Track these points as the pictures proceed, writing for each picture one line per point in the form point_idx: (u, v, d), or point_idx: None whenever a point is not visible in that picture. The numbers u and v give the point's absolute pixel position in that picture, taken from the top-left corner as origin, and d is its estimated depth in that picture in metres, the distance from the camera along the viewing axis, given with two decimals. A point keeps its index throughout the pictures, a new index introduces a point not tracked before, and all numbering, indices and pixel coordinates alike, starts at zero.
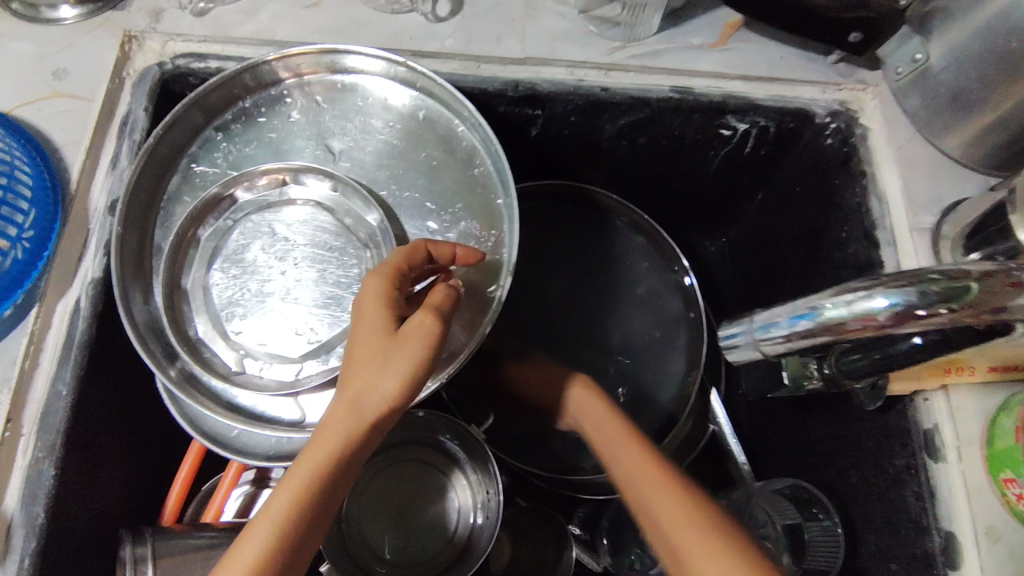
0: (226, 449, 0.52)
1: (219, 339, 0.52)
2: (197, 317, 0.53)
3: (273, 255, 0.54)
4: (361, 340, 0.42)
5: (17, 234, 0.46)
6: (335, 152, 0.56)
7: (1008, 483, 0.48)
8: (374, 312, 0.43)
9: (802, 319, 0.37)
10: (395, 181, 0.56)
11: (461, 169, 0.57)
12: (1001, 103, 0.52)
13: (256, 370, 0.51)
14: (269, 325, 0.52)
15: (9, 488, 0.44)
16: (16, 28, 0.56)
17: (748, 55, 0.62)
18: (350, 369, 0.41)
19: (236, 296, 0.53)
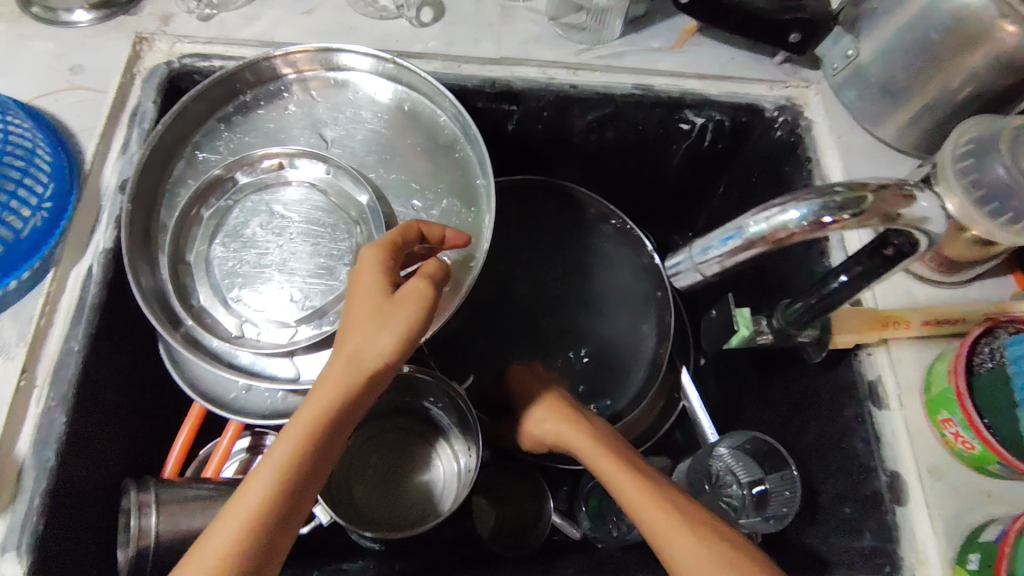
0: (226, 408, 0.58)
1: (220, 307, 0.56)
2: (200, 287, 0.57)
3: (270, 231, 0.59)
4: (358, 302, 0.45)
5: (37, 204, 0.51)
6: (328, 141, 0.62)
7: (944, 423, 0.53)
8: (372, 276, 0.46)
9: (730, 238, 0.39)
10: (384, 166, 0.62)
11: (444, 155, 0.63)
12: (924, 90, 0.59)
13: (254, 334, 0.56)
14: (266, 294, 0.57)
15: (22, 433, 0.48)
16: (37, 30, 0.61)
17: (701, 56, 0.68)
18: (347, 328, 0.44)
19: (235, 268, 0.58)
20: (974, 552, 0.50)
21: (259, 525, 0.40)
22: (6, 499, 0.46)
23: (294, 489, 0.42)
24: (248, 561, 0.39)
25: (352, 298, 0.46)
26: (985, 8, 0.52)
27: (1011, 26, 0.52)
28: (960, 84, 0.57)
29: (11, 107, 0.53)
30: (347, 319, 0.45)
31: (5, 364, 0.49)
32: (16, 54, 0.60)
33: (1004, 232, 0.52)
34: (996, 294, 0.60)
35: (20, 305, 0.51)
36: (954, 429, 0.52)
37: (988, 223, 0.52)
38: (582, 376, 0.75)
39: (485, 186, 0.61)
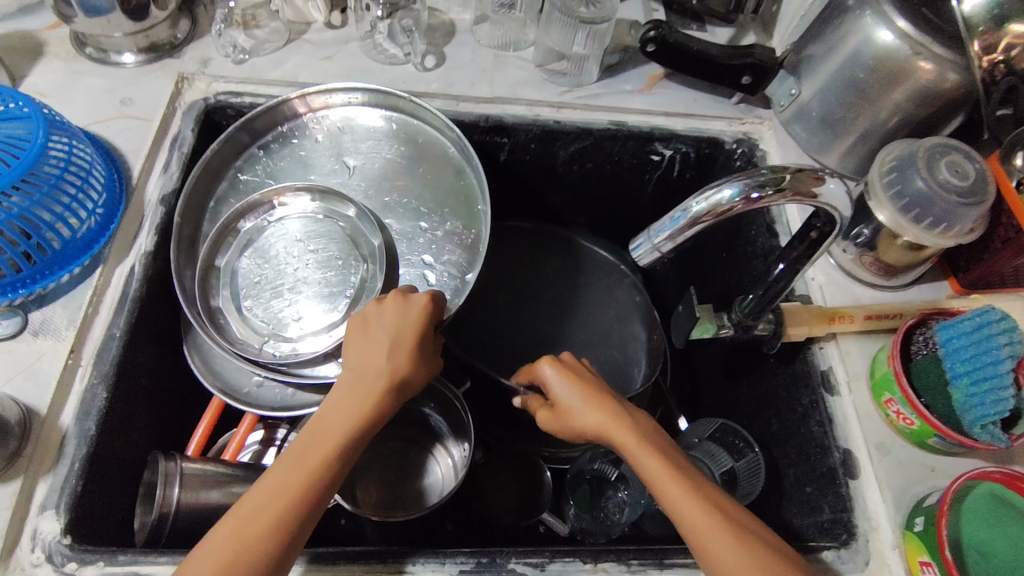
0: (241, 400, 0.63)
1: (234, 313, 0.64)
2: (221, 293, 0.65)
3: (292, 254, 0.67)
4: (404, 336, 0.52)
5: (93, 208, 0.60)
6: (349, 167, 0.71)
7: (887, 403, 0.60)
8: (418, 314, 0.53)
9: (678, 220, 0.46)
10: (394, 190, 0.71)
11: (451, 181, 0.71)
12: (856, 121, 0.69)
13: (256, 343, 0.62)
14: (276, 309, 0.64)
15: (68, 406, 0.54)
16: (95, 71, 0.71)
17: (668, 97, 0.79)
18: (393, 357, 0.51)
19: (256, 281, 0.65)
20: (918, 516, 0.55)
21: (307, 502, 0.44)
22: (50, 462, 0.52)
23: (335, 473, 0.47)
24: (292, 532, 0.44)
25: (393, 330, 0.52)
26: (900, 49, 0.62)
27: (922, 64, 0.62)
28: (887, 114, 0.67)
29: (68, 125, 0.59)
30: (389, 348, 0.51)
31: (56, 345, 0.56)
32: (75, 90, 0.70)
33: (930, 236, 0.60)
34: (932, 296, 0.68)
35: (72, 295, 0.59)
36: (896, 408, 0.59)
37: (917, 230, 0.61)
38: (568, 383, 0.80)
39: (482, 207, 0.69)
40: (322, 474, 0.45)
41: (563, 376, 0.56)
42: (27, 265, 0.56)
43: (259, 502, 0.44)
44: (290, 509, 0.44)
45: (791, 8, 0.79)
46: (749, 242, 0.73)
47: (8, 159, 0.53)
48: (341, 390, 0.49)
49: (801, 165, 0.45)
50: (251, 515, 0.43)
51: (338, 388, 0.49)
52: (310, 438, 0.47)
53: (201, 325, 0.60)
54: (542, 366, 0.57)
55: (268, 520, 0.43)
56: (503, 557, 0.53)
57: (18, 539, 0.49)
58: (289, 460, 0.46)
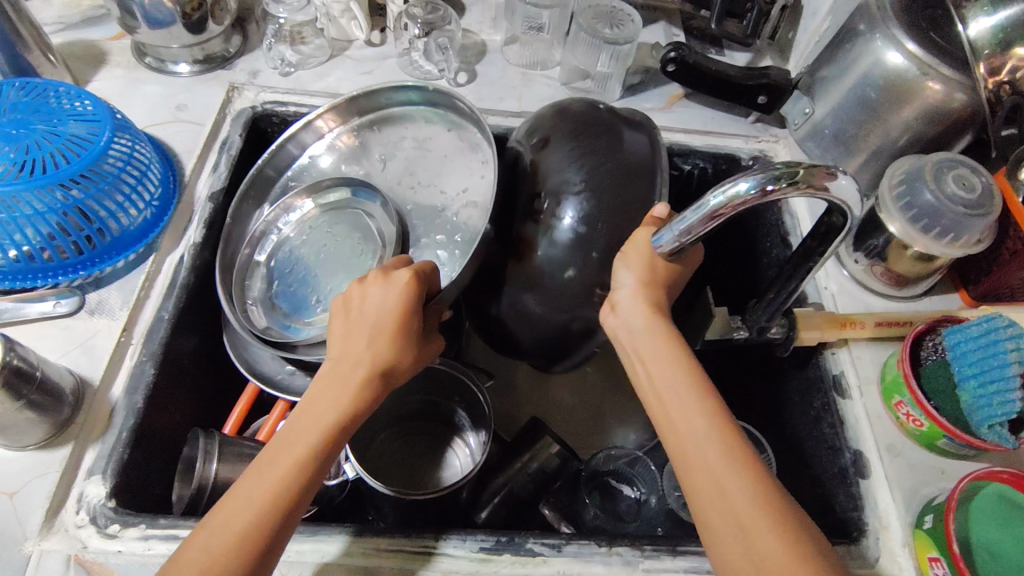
0: (273, 386, 0.66)
1: (268, 300, 0.70)
2: (258, 280, 0.71)
3: (322, 245, 0.71)
4: (385, 322, 0.53)
5: (149, 200, 0.65)
6: (381, 161, 0.74)
7: (897, 405, 0.61)
8: (398, 297, 0.54)
9: (697, 214, 0.49)
10: (417, 181, 0.72)
11: (470, 156, 0.71)
12: (867, 140, 0.72)
13: (280, 324, 0.68)
14: (301, 295, 0.69)
15: (119, 380, 0.58)
16: (154, 79, 0.77)
17: (686, 115, 0.83)
18: (372, 344, 0.52)
19: (288, 269, 0.71)
20: (926, 514, 0.57)
21: (298, 484, 0.46)
22: (100, 431, 0.56)
23: (325, 455, 0.48)
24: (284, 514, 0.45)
25: (375, 315, 0.53)
26: (908, 71, 0.66)
27: (932, 84, 0.65)
28: (897, 133, 0.70)
29: (129, 124, 0.65)
30: (371, 333, 0.53)
31: (110, 323, 0.61)
32: (135, 95, 0.76)
33: (940, 245, 0.63)
34: (943, 306, 0.70)
35: (127, 279, 0.63)
36: (905, 410, 0.61)
37: (927, 240, 0.63)
38: (578, 282, 0.59)
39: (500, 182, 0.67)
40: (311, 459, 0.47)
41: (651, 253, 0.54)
42: (88, 249, 0.61)
43: (253, 483, 0.45)
44: (285, 486, 0.45)
45: (807, 34, 0.83)
46: (764, 254, 0.76)
47: (78, 152, 0.59)
48: (328, 372, 0.51)
49: (812, 160, 0.48)
50: (244, 503, 0.44)
51: (321, 377, 0.51)
52: (302, 419, 0.49)
53: (227, 306, 0.64)
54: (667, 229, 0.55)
55: (262, 506, 0.44)
56: (521, 537, 0.55)
57: (65, 501, 0.53)
58: (285, 440, 0.48)
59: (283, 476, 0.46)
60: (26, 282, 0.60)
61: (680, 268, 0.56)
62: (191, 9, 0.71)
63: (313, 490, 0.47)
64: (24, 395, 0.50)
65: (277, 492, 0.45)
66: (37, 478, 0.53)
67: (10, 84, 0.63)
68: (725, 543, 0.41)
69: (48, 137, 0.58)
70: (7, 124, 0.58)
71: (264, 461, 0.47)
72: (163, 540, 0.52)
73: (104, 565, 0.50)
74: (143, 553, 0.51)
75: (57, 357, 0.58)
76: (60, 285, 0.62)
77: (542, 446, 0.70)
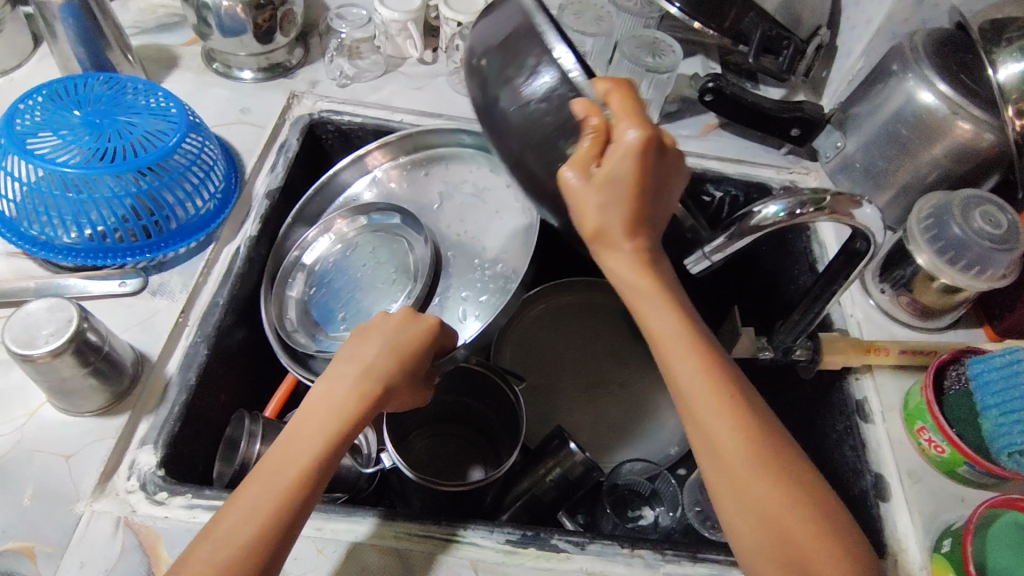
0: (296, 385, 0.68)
1: (300, 304, 0.73)
2: (298, 282, 0.74)
3: (359, 263, 0.74)
4: (395, 347, 0.53)
5: (213, 193, 0.70)
6: (433, 199, 0.79)
7: (919, 431, 0.63)
8: (409, 332, 0.54)
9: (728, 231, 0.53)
10: (466, 226, 0.76)
11: (520, 214, 0.75)
12: (897, 174, 0.75)
13: (303, 333, 0.70)
14: (326, 306, 0.72)
15: (174, 358, 0.62)
16: (222, 83, 0.83)
17: (720, 144, 0.86)
18: (378, 363, 0.51)
19: (323, 278, 0.74)
20: (946, 538, 0.57)
21: (297, 496, 0.45)
22: (154, 404, 0.59)
23: (324, 466, 0.47)
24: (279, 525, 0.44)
25: (387, 340, 0.53)
26: (939, 110, 0.68)
27: (961, 123, 0.67)
28: (926, 169, 0.72)
29: (200, 123, 0.69)
30: (374, 356, 0.52)
31: (170, 304, 0.64)
32: (203, 97, 0.81)
33: (964, 278, 0.65)
34: (968, 340, 0.71)
35: (187, 265, 0.67)
36: (927, 436, 0.62)
37: (952, 271, 0.65)
38: None
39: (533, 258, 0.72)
40: (309, 470, 0.46)
41: (627, 172, 0.44)
42: (154, 234, 0.65)
43: (254, 491, 0.45)
44: (283, 500, 0.44)
45: (841, 73, 0.86)
46: (792, 281, 0.78)
47: (154, 144, 0.63)
48: (326, 386, 0.51)
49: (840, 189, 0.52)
50: (247, 512, 0.44)
51: (320, 391, 0.50)
52: (297, 432, 0.48)
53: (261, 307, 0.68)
54: (625, 136, 0.44)
55: (263, 515, 0.44)
56: (547, 533, 0.57)
57: (117, 467, 0.56)
58: (284, 448, 0.47)
59: (279, 487, 0.45)
60: (96, 261, 0.64)
61: (657, 161, 0.45)
62: (263, 20, 0.77)
63: (312, 503, 0.46)
64: (90, 363, 0.54)
65: (279, 502, 0.44)
66: (94, 443, 0.56)
67: (95, 78, 0.68)
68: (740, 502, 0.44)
69: (127, 128, 0.63)
70: (92, 113, 0.63)
71: (259, 470, 0.46)
72: (208, 510, 0.54)
73: (152, 529, 0.53)
74: (188, 520, 0.53)
75: (119, 332, 0.62)
76: (125, 266, 0.66)
77: (566, 455, 0.69)
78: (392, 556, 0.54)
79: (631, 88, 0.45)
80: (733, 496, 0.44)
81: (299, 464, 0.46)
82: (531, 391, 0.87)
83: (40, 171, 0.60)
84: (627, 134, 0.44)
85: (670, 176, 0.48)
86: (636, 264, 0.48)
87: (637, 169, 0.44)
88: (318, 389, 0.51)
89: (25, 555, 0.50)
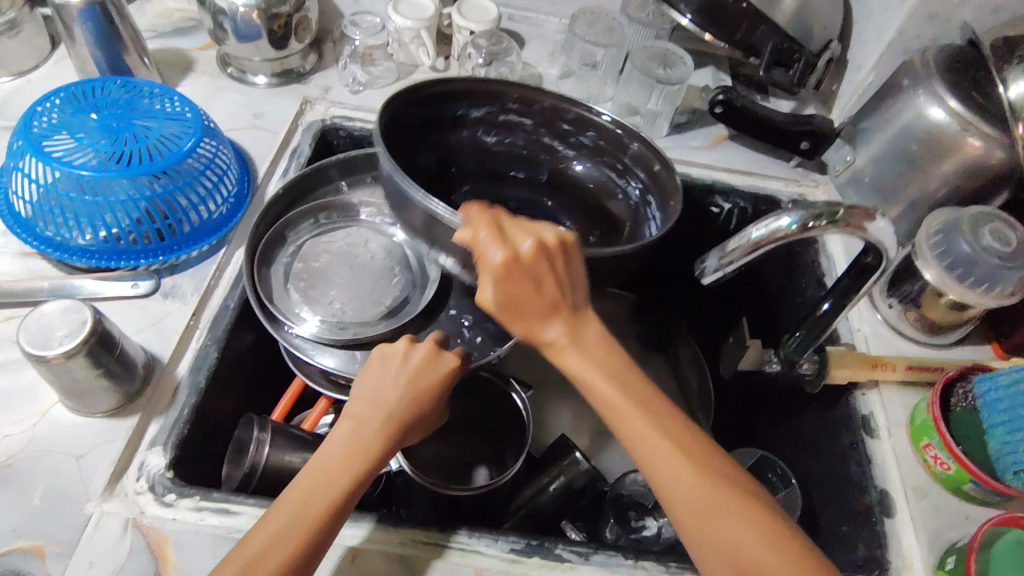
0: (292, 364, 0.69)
1: (280, 268, 0.69)
2: (283, 247, 0.71)
3: (352, 242, 0.73)
4: (418, 388, 0.52)
5: (226, 197, 0.70)
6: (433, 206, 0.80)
7: (925, 447, 0.63)
8: (433, 373, 0.53)
9: (751, 236, 0.53)
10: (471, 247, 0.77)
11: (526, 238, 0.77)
12: (907, 190, 0.75)
13: (286, 298, 0.67)
14: (311, 276, 0.69)
15: (184, 361, 0.62)
16: (236, 87, 0.83)
17: (730, 155, 0.86)
18: (403, 403, 0.50)
19: (310, 247, 0.71)
20: (950, 555, 0.57)
21: (317, 536, 0.45)
22: (164, 405, 0.60)
23: (345, 506, 0.46)
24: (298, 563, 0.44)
25: (411, 381, 0.51)
26: (950, 127, 0.68)
27: (971, 140, 0.68)
28: (936, 185, 0.72)
29: (215, 127, 0.70)
30: (403, 397, 0.50)
31: (182, 307, 0.65)
32: (217, 101, 0.82)
33: (973, 295, 0.64)
34: (975, 356, 0.71)
35: (199, 268, 0.68)
36: (933, 452, 0.62)
37: (961, 288, 0.65)
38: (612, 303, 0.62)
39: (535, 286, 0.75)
40: (333, 511, 0.45)
41: (508, 288, 0.47)
42: (168, 237, 0.66)
43: (276, 528, 0.44)
44: (304, 540, 0.44)
45: (851, 87, 0.86)
46: (799, 293, 0.79)
47: (170, 149, 0.64)
48: (349, 428, 0.49)
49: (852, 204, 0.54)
50: (267, 549, 0.43)
51: (343, 430, 0.49)
52: (319, 470, 0.47)
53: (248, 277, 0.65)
54: (491, 255, 0.47)
55: (286, 554, 0.43)
56: (551, 543, 0.57)
57: (127, 468, 0.56)
58: (311, 488, 0.46)
59: (303, 527, 0.44)
60: (110, 262, 0.65)
61: (535, 269, 0.47)
62: (278, 26, 0.78)
63: (329, 542, 0.46)
64: (103, 364, 0.54)
65: (301, 543, 0.44)
66: (104, 443, 0.57)
67: (112, 81, 0.69)
68: (692, 531, 0.44)
69: (144, 132, 0.64)
70: (108, 116, 0.64)
71: (278, 505, 0.45)
72: (215, 513, 0.54)
73: (161, 531, 0.53)
74: (195, 523, 0.54)
75: (131, 334, 0.63)
76: (138, 268, 0.66)
77: (571, 463, 0.71)
78: (397, 563, 0.54)
79: (494, 214, 0.49)
80: (705, 544, 0.44)
81: (322, 505, 0.45)
82: (535, 399, 0.87)
83: (57, 173, 0.60)
84: (493, 256, 0.47)
85: (567, 274, 0.48)
86: (562, 335, 0.48)
87: (516, 283, 0.47)
88: (342, 426, 0.49)
89: (34, 554, 0.51)
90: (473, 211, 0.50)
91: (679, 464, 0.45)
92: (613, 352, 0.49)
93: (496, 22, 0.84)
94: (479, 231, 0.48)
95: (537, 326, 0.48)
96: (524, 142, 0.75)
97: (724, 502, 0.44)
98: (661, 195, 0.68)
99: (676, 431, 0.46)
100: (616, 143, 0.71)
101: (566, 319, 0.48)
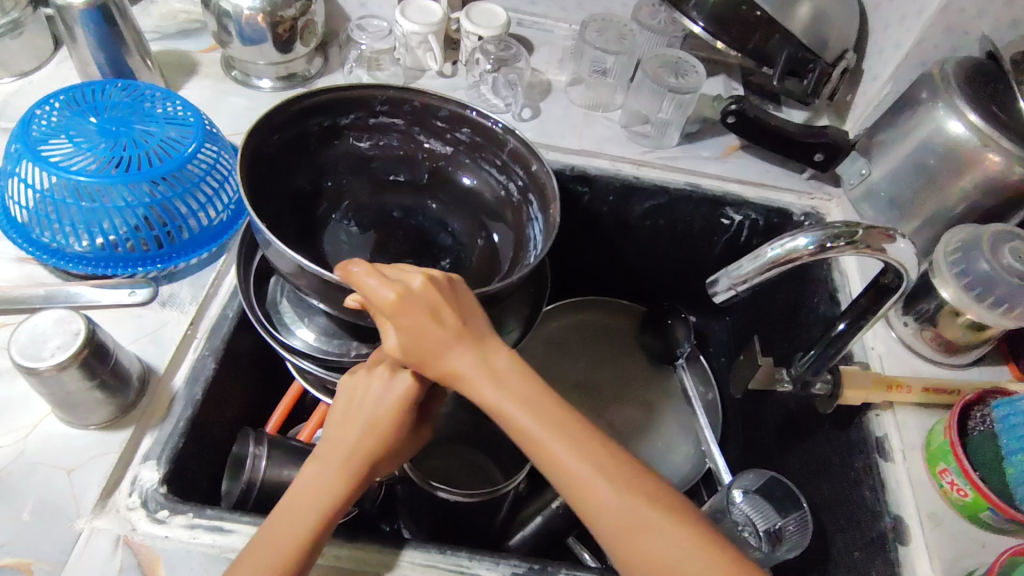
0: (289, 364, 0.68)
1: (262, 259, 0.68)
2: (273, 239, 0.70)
3: None
4: (380, 420, 0.50)
5: (229, 201, 0.69)
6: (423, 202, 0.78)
7: (942, 473, 0.61)
8: (397, 399, 0.50)
9: (771, 255, 0.51)
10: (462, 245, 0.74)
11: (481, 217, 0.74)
12: (924, 206, 0.73)
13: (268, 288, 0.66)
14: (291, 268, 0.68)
15: (180, 373, 0.61)
16: (239, 91, 0.82)
17: (741, 166, 0.84)
18: (365, 438, 0.49)
19: None
20: None
21: None
22: (159, 418, 0.58)
23: (311, 550, 0.46)
24: None
25: (371, 413, 0.50)
26: (969, 141, 0.67)
27: (991, 155, 0.66)
28: (954, 201, 0.70)
29: (217, 132, 0.69)
30: (359, 435, 0.49)
31: (179, 316, 0.64)
32: (220, 104, 0.80)
33: (992, 315, 0.63)
34: (991, 378, 0.69)
35: (197, 276, 0.67)
36: (950, 478, 0.60)
37: (980, 308, 0.63)
38: None
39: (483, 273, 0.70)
40: (297, 558, 0.45)
41: (409, 329, 0.47)
42: (167, 244, 0.65)
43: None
44: None
45: (866, 98, 0.84)
46: (811, 309, 0.77)
47: (171, 153, 0.63)
48: (311, 470, 0.48)
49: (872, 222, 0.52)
50: None
51: (305, 471, 0.48)
52: (281, 516, 0.46)
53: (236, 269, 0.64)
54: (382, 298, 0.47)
55: None
56: (554, 567, 0.55)
57: (119, 484, 0.55)
58: (272, 537, 0.45)
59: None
60: (107, 269, 0.63)
61: (425, 306, 0.47)
62: (283, 30, 0.76)
63: None
64: (97, 375, 0.53)
65: None
66: (95, 457, 0.55)
67: (113, 83, 0.67)
68: (620, 554, 0.43)
69: (144, 136, 0.63)
70: (108, 120, 0.63)
71: (244, 556, 0.45)
72: (208, 531, 0.53)
73: (152, 549, 0.52)
74: (188, 541, 0.52)
75: (127, 343, 0.61)
76: (136, 275, 0.65)
77: None
78: None
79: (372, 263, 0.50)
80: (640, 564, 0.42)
81: (283, 553, 0.44)
82: None
83: (54, 178, 0.59)
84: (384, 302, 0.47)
85: (460, 305, 0.48)
86: (470, 362, 0.46)
87: (414, 323, 0.47)
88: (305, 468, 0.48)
89: (22, 572, 0.49)
90: (353, 264, 0.50)
91: (603, 487, 0.43)
92: (526, 373, 0.47)
93: (505, 27, 0.83)
94: (362, 283, 0.48)
95: (442, 358, 0.46)
96: (399, 142, 0.73)
97: (656, 523, 0.42)
98: (541, 196, 0.67)
99: (598, 448, 0.44)
100: (492, 139, 0.69)
101: (470, 348, 0.47)
